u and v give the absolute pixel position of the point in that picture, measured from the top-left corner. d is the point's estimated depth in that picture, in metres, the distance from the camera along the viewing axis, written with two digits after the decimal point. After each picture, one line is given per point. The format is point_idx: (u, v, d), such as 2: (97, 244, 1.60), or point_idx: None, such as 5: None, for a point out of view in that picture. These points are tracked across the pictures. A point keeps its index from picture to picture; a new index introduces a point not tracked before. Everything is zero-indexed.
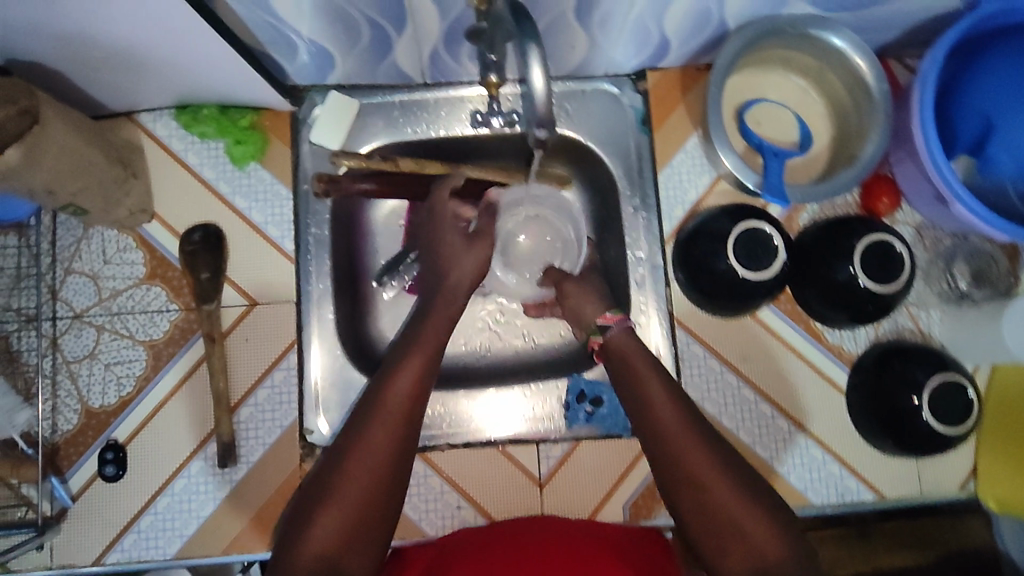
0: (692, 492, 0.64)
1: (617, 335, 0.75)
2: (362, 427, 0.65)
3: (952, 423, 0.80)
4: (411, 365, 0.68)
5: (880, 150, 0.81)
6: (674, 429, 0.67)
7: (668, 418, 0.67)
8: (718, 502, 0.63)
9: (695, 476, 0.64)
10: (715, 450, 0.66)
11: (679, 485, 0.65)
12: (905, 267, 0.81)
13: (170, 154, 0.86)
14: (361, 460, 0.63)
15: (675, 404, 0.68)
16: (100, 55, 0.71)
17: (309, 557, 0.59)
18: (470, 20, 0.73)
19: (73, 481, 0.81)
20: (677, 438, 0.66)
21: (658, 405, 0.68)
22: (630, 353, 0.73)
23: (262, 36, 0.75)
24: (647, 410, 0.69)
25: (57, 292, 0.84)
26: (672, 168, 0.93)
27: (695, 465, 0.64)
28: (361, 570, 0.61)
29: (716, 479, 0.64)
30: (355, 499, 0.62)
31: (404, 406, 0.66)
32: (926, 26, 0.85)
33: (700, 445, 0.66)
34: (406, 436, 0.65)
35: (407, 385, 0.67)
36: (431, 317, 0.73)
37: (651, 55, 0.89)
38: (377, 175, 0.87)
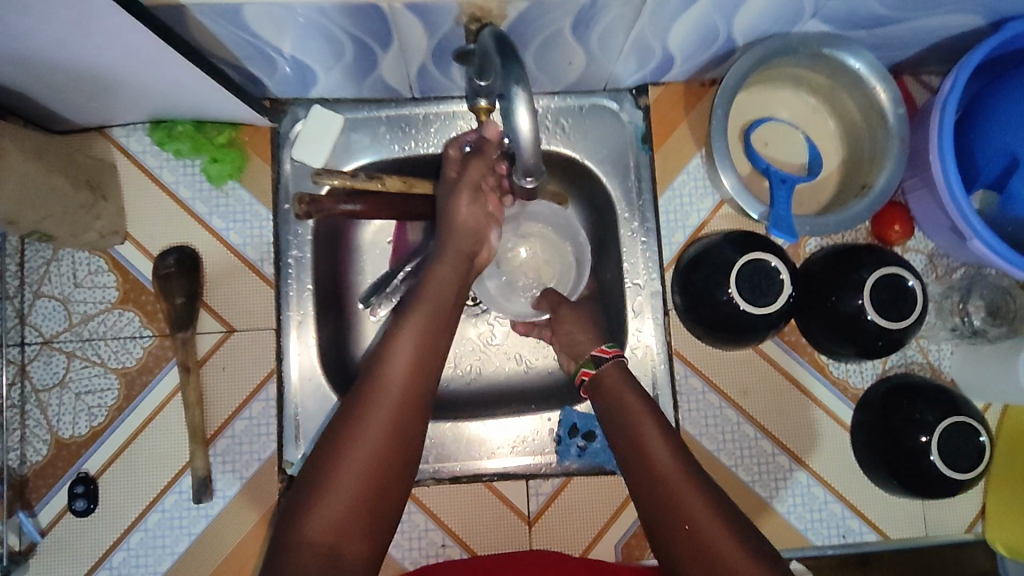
0: (687, 539, 0.60)
1: (609, 370, 0.73)
2: (359, 410, 0.61)
3: (963, 468, 0.76)
4: (410, 343, 0.64)
5: (894, 181, 0.77)
6: (666, 466, 0.64)
7: (663, 458, 0.64)
8: (715, 549, 0.59)
9: (690, 520, 0.60)
10: (711, 493, 0.62)
11: (671, 530, 0.61)
12: (917, 304, 0.77)
13: (143, 171, 0.83)
14: (360, 447, 0.59)
15: (668, 443, 0.65)
16: (61, 73, 0.67)
17: (309, 551, 0.56)
18: (458, 39, 0.68)
19: (42, 515, 0.78)
20: (669, 479, 0.63)
21: (650, 446, 0.65)
22: (622, 391, 0.70)
23: (236, 53, 0.70)
24: (640, 451, 0.65)
25: (25, 316, 0.80)
26: (673, 191, 0.88)
27: (688, 508, 0.61)
28: (362, 560, 0.58)
29: (712, 523, 0.60)
30: (354, 488, 0.58)
31: (404, 388, 0.62)
32: (947, 44, 0.79)
33: (694, 486, 0.62)
34: (407, 419, 0.61)
35: (407, 366, 0.63)
36: (434, 291, 0.68)
37: (653, 70, 0.83)
38: (365, 195, 0.80)
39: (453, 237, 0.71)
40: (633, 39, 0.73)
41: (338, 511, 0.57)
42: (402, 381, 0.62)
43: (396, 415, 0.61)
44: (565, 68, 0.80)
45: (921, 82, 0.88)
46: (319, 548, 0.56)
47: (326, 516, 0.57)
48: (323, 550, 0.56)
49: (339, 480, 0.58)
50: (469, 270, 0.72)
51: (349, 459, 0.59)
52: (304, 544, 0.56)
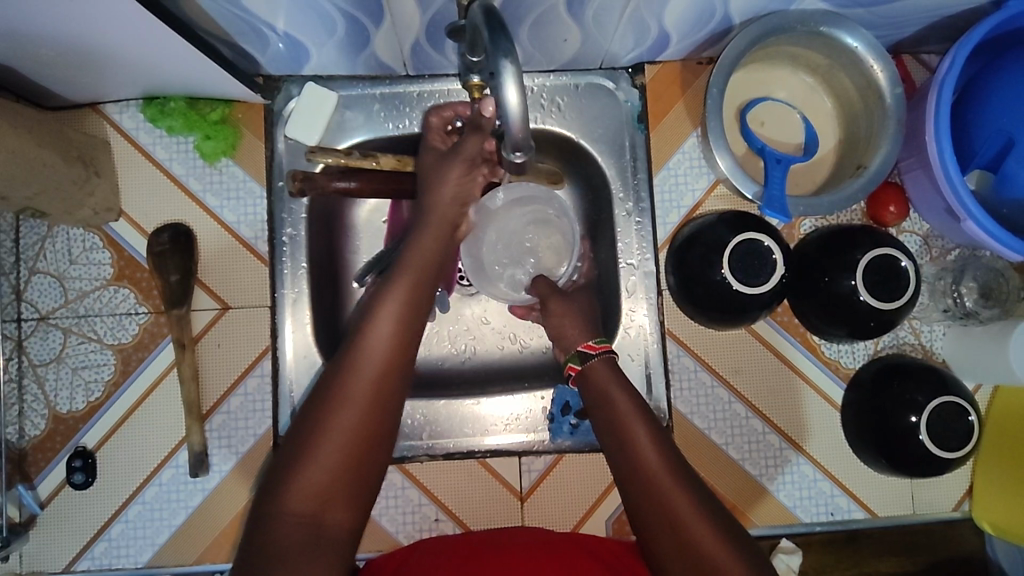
0: (675, 542, 0.60)
1: (596, 365, 0.72)
2: (337, 385, 0.61)
3: (953, 448, 0.76)
4: (387, 320, 0.64)
5: (890, 162, 0.77)
6: (656, 468, 0.63)
7: (648, 455, 0.64)
8: (699, 544, 0.60)
9: (677, 517, 0.61)
10: (702, 499, 0.62)
11: (658, 529, 0.62)
12: (911, 284, 0.77)
13: (137, 147, 0.83)
14: (343, 417, 0.60)
15: (656, 446, 0.65)
16: (52, 50, 0.67)
17: (292, 521, 0.57)
18: (450, 16, 0.68)
19: (42, 488, 0.79)
20: (661, 485, 0.62)
21: (644, 451, 0.64)
22: (609, 387, 0.70)
23: (228, 28, 0.69)
24: (628, 450, 0.65)
25: (21, 292, 0.81)
26: (668, 170, 0.88)
27: (679, 513, 0.61)
28: (346, 527, 0.59)
29: (701, 527, 0.60)
30: (337, 458, 0.59)
31: (385, 357, 0.62)
32: (946, 23, 0.78)
33: (684, 489, 0.62)
34: (387, 392, 0.62)
35: (388, 338, 0.63)
36: (414, 266, 0.68)
37: (649, 49, 0.83)
38: (358, 172, 0.78)
39: (432, 210, 0.71)
40: (628, 16, 0.73)
41: (323, 482, 0.58)
42: (383, 350, 0.63)
43: (377, 384, 0.61)
44: (561, 45, 0.79)
45: (921, 61, 0.88)
46: (304, 518, 0.58)
47: (310, 486, 0.58)
48: (308, 519, 0.58)
49: (321, 450, 0.59)
50: (448, 243, 0.71)
51: (331, 430, 0.59)
52: (288, 515, 0.57)
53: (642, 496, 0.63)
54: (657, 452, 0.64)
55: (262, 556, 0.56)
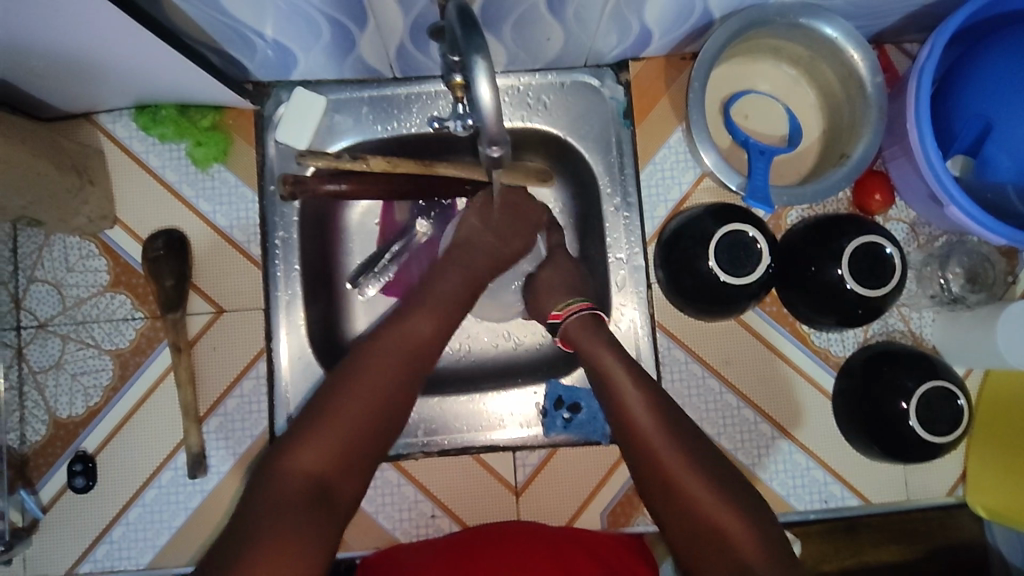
0: (671, 502, 0.64)
1: (569, 325, 0.75)
2: (361, 364, 0.66)
3: (943, 431, 0.77)
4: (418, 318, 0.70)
5: (872, 150, 0.77)
6: (658, 441, 0.65)
7: (640, 414, 0.67)
8: (693, 502, 0.63)
9: (669, 473, 0.64)
10: (694, 455, 0.65)
11: (655, 487, 0.65)
12: (896, 271, 0.78)
13: (130, 155, 0.84)
14: (375, 377, 0.65)
15: (655, 415, 0.67)
16: (43, 61, 0.68)
17: (299, 479, 0.59)
18: (433, 17, 0.69)
19: (44, 492, 0.81)
20: (651, 441, 0.65)
21: (645, 423, 0.66)
22: (599, 350, 0.72)
23: (214, 35, 0.71)
24: (627, 421, 0.67)
25: (20, 301, 0.82)
26: (654, 165, 0.88)
27: (671, 471, 0.64)
28: (346, 498, 0.61)
29: (694, 484, 0.63)
30: (355, 425, 0.62)
31: (412, 355, 0.68)
32: (925, 11, 0.79)
33: (677, 448, 0.65)
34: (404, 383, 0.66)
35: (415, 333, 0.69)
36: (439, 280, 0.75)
37: (633, 45, 0.84)
38: (348, 174, 0.82)
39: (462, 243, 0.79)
40: (608, 14, 0.74)
41: (336, 437, 0.61)
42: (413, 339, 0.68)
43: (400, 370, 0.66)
44: (544, 43, 0.80)
45: (903, 50, 0.88)
46: (306, 479, 0.59)
47: (327, 439, 0.61)
48: (309, 481, 0.59)
49: (350, 400, 0.63)
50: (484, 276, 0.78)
51: (359, 388, 0.64)
52: (293, 473, 0.59)
53: (647, 467, 0.65)
54: (657, 425, 0.66)
55: (260, 512, 0.57)
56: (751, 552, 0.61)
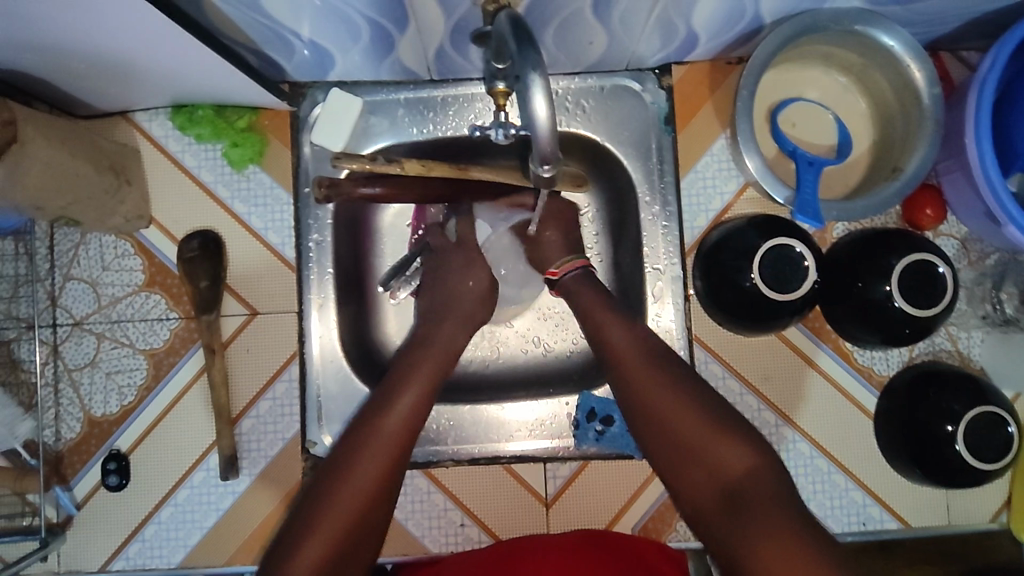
0: (659, 432, 0.63)
1: (569, 282, 0.77)
2: (352, 454, 0.62)
3: (991, 458, 0.74)
4: (410, 391, 0.66)
5: (927, 164, 0.74)
6: (641, 372, 0.65)
7: (617, 340, 0.69)
8: (676, 422, 0.62)
9: (648, 399, 0.64)
10: (676, 381, 0.64)
11: (639, 416, 0.65)
12: (947, 291, 0.75)
13: (165, 154, 0.84)
14: (370, 459, 0.61)
15: (637, 348, 0.68)
16: (84, 61, 0.68)
17: None
18: (476, 21, 0.67)
19: (78, 489, 0.81)
20: (631, 369, 0.66)
21: (632, 364, 0.66)
22: (594, 307, 0.73)
23: (252, 36, 0.70)
24: (614, 360, 0.68)
25: (56, 298, 0.82)
26: (696, 173, 0.86)
27: (649, 396, 0.64)
28: None
29: (673, 405, 0.62)
30: (348, 515, 0.59)
31: (397, 438, 0.63)
32: (987, 18, 0.75)
33: (658, 377, 0.65)
34: (396, 463, 0.62)
35: (410, 407, 0.65)
36: (431, 347, 0.73)
37: (677, 49, 0.81)
38: (384, 178, 0.79)
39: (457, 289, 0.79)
40: (655, 18, 0.71)
41: (333, 530, 0.58)
42: (407, 414, 0.65)
43: (395, 449, 0.62)
44: (586, 47, 0.78)
45: (960, 58, 0.85)
46: None
47: (320, 541, 0.57)
48: None
49: (344, 492, 0.59)
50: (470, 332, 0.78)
51: (351, 477, 0.60)
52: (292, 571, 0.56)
53: (633, 399, 0.65)
54: (642, 360, 0.66)
55: None
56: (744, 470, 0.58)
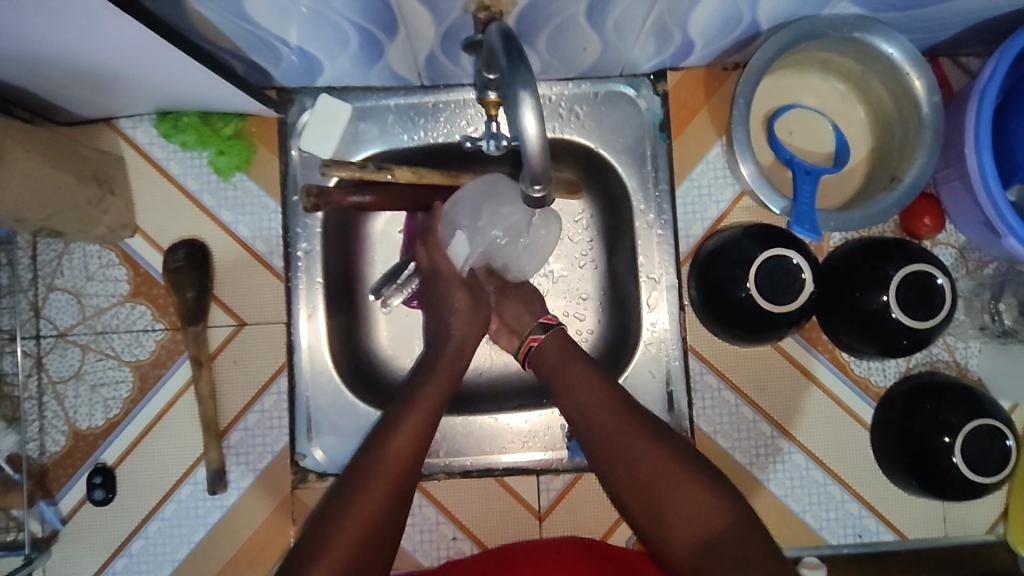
0: (631, 484, 0.62)
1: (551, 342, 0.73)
2: (358, 478, 0.61)
3: (988, 471, 0.74)
4: (415, 416, 0.65)
5: (925, 174, 0.73)
6: (615, 425, 0.65)
7: (583, 388, 0.68)
8: (645, 474, 0.62)
9: (617, 449, 0.64)
10: (644, 428, 0.65)
11: (608, 466, 0.64)
12: (945, 302, 0.74)
13: (150, 162, 0.82)
14: (376, 483, 0.60)
15: (609, 397, 0.67)
16: (64, 69, 0.66)
17: None
18: (467, 28, 0.65)
19: (63, 504, 0.80)
20: (598, 418, 0.66)
21: (601, 413, 0.66)
22: (566, 354, 0.72)
23: (238, 43, 0.68)
24: (580, 411, 0.67)
25: (40, 309, 0.81)
26: (691, 181, 0.85)
27: (621, 446, 0.64)
28: None
29: (645, 456, 0.63)
30: (355, 538, 0.57)
31: (402, 463, 0.62)
32: (988, 24, 0.74)
33: (630, 425, 0.65)
34: (401, 490, 0.61)
35: (415, 432, 0.64)
36: (436, 370, 0.71)
37: (673, 55, 0.80)
38: (373, 187, 0.78)
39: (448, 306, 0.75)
40: (650, 25, 0.70)
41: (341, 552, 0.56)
42: (412, 438, 0.64)
43: (401, 473, 0.62)
44: (580, 53, 0.76)
45: (960, 64, 0.84)
46: None
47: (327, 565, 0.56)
48: None
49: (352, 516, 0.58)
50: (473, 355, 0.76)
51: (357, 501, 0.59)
52: None
53: (605, 448, 0.65)
54: (615, 412, 0.66)
55: None
56: (726, 521, 0.59)
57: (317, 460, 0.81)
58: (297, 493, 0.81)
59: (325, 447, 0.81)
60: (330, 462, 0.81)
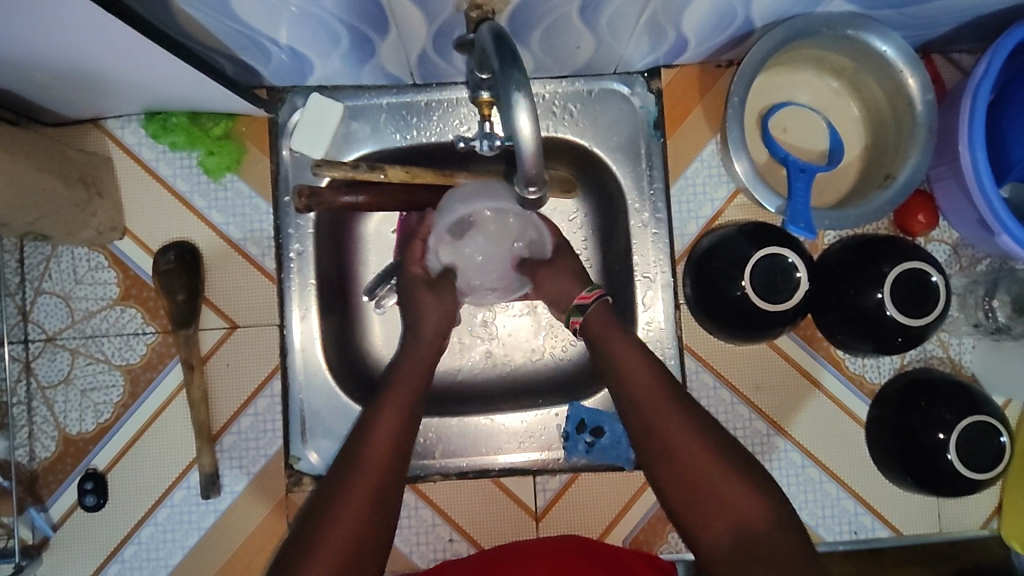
0: (679, 479, 0.60)
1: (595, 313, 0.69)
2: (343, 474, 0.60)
3: (982, 468, 0.74)
4: (394, 407, 0.64)
5: (919, 172, 0.73)
6: (663, 411, 0.62)
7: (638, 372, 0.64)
8: (694, 468, 0.59)
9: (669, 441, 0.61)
10: (698, 420, 0.62)
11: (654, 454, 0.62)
12: (940, 299, 0.74)
13: (139, 163, 0.81)
14: (360, 477, 0.59)
15: (658, 382, 0.64)
16: (49, 71, 0.65)
17: None
18: (459, 27, 0.64)
19: (54, 510, 0.79)
20: (649, 403, 0.62)
21: (652, 397, 0.63)
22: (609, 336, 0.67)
23: (226, 43, 0.67)
24: (631, 396, 0.64)
25: (28, 313, 0.80)
26: (686, 179, 0.85)
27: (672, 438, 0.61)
28: None
29: (696, 450, 0.60)
30: (345, 533, 0.57)
31: (385, 454, 0.61)
32: (980, 22, 0.74)
33: (680, 415, 0.62)
34: (389, 482, 0.60)
35: (396, 423, 0.63)
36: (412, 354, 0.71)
37: (667, 53, 0.79)
38: (366, 186, 0.78)
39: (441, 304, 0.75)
40: (644, 23, 0.69)
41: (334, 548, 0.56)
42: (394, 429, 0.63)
43: (384, 466, 0.61)
44: (573, 51, 0.76)
45: (952, 60, 0.84)
46: None
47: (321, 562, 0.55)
48: None
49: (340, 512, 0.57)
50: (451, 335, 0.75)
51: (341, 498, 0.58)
52: None
53: (650, 435, 0.62)
54: (661, 398, 0.63)
55: None
56: (767, 528, 0.57)
57: (312, 463, 0.80)
58: (292, 496, 0.80)
59: (320, 450, 0.80)
60: (325, 465, 0.80)
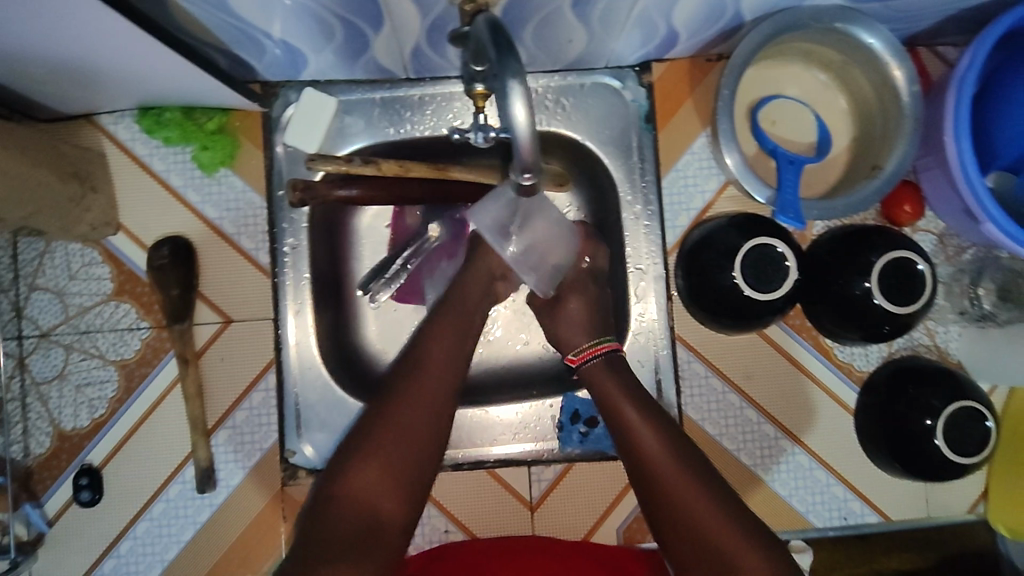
0: (677, 528, 0.63)
1: (595, 368, 0.74)
2: (347, 476, 0.63)
3: (969, 454, 0.75)
4: (408, 396, 0.67)
5: (906, 162, 0.74)
6: (662, 458, 0.66)
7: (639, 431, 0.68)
8: (691, 512, 0.63)
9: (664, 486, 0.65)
10: (692, 467, 0.66)
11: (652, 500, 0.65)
12: (927, 288, 0.75)
13: (133, 158, 0.81)
14: (365, 479, 0.63)
15: (656, 431, 0.68)
16: (44, 66, 0.65)
17: None
18: (453, 20, 0.65)
19: (49, 506, 0.79)
20: (648, 455, 0.67)
21: (649, 451, 0.67)
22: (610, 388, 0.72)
23: (221, 37, 0.67)
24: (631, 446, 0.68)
25: (21, 309, 0.79)
26: (677, 172, 0.86)
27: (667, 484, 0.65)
28: None
29: (692, 499, 0.63)
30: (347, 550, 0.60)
31: (389, 452, 0.64)
32: (963, 15, 0.75)
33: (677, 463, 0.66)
34: (391, 480, 0.63)
35: (407, 414, 0.66)
36: (435, 333, 0.72)
37: (658, 46, 0.80)
38: (360, 180, 0.78)
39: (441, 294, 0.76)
40: (635, 16, 0.70)
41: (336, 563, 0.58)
42: (406, 421, 0.65)
43: (388, 466, 0.64)
44: (566, 45, 0.76)
45: (936, 53, 0.85)
46: None
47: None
48: None
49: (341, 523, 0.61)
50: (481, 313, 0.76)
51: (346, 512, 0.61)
52: None
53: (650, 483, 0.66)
54: (660, 452, 0.66)
55: None
56: None
57: (307, 456, 0.80)
58: (288, 489, 0.80)
59: (315, 443, 0.80)
60: (320, 458, 0.80)
